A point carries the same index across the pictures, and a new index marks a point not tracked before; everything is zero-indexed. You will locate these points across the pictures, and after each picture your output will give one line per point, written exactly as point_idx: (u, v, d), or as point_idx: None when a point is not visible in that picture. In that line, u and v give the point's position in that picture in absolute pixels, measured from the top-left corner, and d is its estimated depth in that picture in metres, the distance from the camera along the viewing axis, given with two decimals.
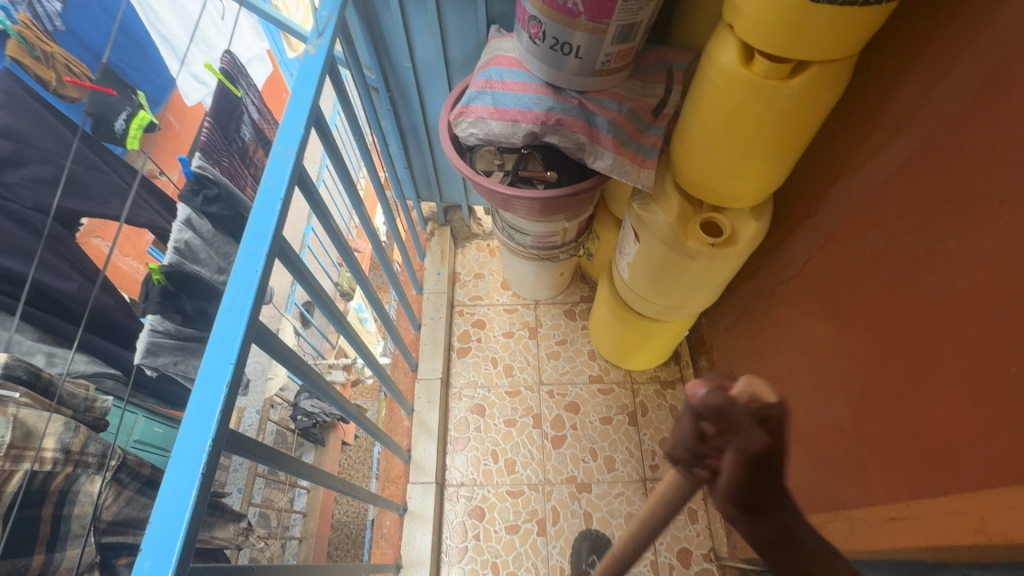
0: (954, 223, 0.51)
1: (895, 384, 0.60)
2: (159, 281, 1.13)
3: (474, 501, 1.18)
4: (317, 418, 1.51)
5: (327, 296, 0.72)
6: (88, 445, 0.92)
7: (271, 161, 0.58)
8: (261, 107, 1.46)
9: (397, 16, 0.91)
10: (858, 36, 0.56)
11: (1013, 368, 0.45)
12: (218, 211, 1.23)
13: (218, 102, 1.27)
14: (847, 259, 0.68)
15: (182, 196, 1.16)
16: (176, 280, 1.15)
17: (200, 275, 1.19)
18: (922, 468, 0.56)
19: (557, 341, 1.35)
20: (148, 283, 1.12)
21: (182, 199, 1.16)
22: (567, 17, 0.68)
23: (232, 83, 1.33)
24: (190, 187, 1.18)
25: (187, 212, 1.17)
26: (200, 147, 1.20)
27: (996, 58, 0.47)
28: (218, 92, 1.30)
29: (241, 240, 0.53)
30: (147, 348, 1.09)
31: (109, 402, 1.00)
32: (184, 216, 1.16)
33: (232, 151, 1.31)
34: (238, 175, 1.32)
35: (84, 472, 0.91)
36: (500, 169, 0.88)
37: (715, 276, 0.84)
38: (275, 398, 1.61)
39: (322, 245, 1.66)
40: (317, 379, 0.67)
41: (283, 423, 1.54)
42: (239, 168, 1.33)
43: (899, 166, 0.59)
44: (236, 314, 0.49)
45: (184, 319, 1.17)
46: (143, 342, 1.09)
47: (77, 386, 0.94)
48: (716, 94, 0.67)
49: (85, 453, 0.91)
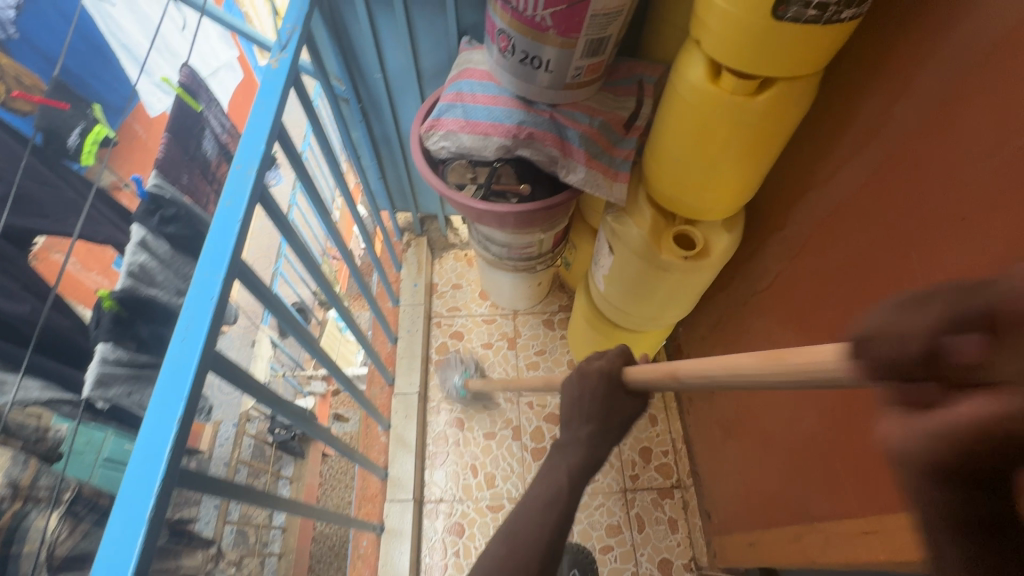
0: (915, 238, 0.52)
1: (862, 397, 0.60)
2: (110, 307, 1.10)
3: (454, 517, 1.16)
4: (295, 431, 1.48)
5: (294, 317, 0.70)
6: (38, 479, 0.94)
7: (229, 180, 0.56)
8: (225, 121, 1.42)
9: (366, 26, 0.89)
10: (820, 54, 0.56)
11: None
12: (176, 231, 1.24)
13: (175, 116, 1.26)
14: (816, 272, 0.68)
15: (136, 215, 1.16)
16: (128, 306, 1.13)
17: (157, 297, 1.18)
18: (891, 480, 0.56)
19: (536, 352, 1.34)
20: (97, 308, 1.08)
21: (137, 219, 1.16)
22: (535, 31, 0.67)
23: (193, 97, 1.31)
24: (145, 207, 1.18)
25: (141, 233, 1.16)
26: (157, 165, 1.20)
27: (953, 77, 0.48)
28: (179, 105, 1.27)
29: (196, 264, 0.51)
30: (98, 379, 1.05)
31: (64, 431, 0.99)
32: (139, 238, 1.15)
33: (192, 166, 1.31)
34: (199, 191, 1.31)
35: (35, 508, 0.92)
36: (473, 182, 0.86)
37: (689, 288, 0.84)
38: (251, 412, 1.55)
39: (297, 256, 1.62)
40: (284, 405, 0.65)
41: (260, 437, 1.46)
42: (201, 184, 1.32)
43: (862, 181, 0.59)
44: (190, 344, 0.47)
45: (139, 346, 1.14)
46: (94, 373, 1.05)
47: (28, 416, 0.93)
48: (685, 108, 0.67)
49: (35, 487, 0.93)
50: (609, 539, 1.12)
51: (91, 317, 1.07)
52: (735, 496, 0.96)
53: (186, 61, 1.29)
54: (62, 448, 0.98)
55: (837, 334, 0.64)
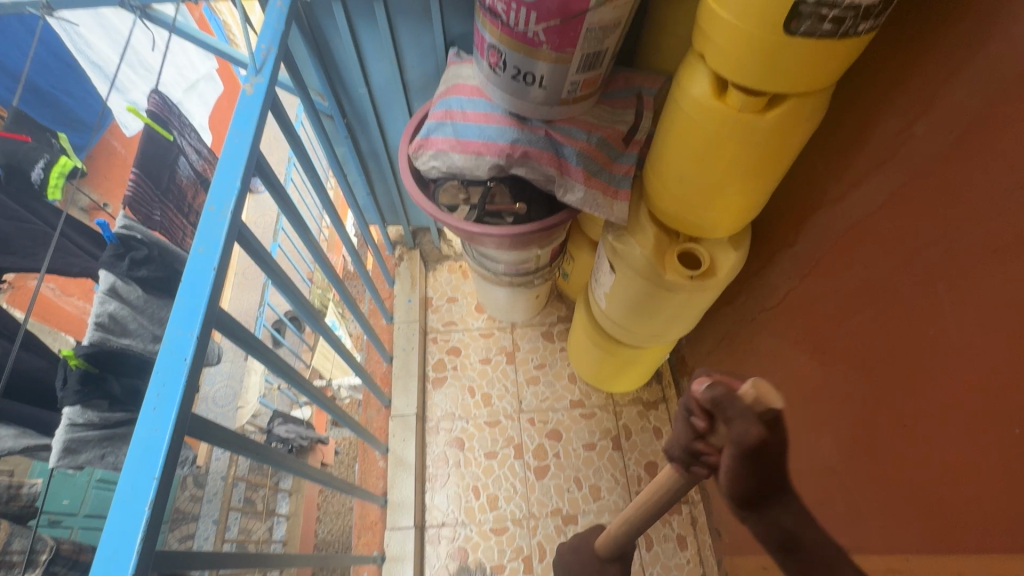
0: (944, 267, 0.48)
1: (887, 429, 0.57)
2: (78, 365, 1.09)
3: (457, 541, 1.12)
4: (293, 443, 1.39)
5: (284, 360, 0.66)
6: (11, 542, 1.00)
7: (202, 223, 0.52)
8: (200, 148, 1.57)
9: (348, 39, 0.84)
10: (835, 69, 0.53)
11: (1014, 429, 0.42)
12: (149, 273, 1.24)
13: (149, 142, 1.38)
14: (832, 294, 0.65)
15: (103, 261, 1.16)
16: (98, 360, 1.12)
17: (130, 348, 1.18)
18: (917, 521, 0.53)
19: (536, 365, 1.31)
20: (64, 368, 1.07)
21: (103, 266, 1.16)
22: (528, 46, 0.63)
23: (163, 126, 1.44)
24: (112, 250, 1.19)
25: (110, 280, 1.17)
26: (126, 201, 1.28)
27: (985, 96, 0.44)
28: (151, 136, 1.39)
29: (168, 321, 0.46)
30: (66, 447, 1.04)
31: (39, 484, 1.08)
32: (108, 285, 1.16)
33: (165, 204, 1.39)
34: (173, 228, 1.39)
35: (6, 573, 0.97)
36: (466, 203, 0.82)
37: (695, 306, 0.81)
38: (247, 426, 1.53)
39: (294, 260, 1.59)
40: (269, 456, 0.61)
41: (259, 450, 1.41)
42: (175, 220, 1.41)
43: (882, 201, 0.56)
44: (162, 414, 0.43)
45: (112, 403, 1.13)
46: (61, 441, 1.03)
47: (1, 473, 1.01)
48: (689, 125, 0.63)
49: (8, 550, 0.99)
50: None
51: (58, 379, 1.05)
52: None
53: (156, 89, 1.42)
54: (36, 504, 1.06)
55: (856, 361, 0.61)
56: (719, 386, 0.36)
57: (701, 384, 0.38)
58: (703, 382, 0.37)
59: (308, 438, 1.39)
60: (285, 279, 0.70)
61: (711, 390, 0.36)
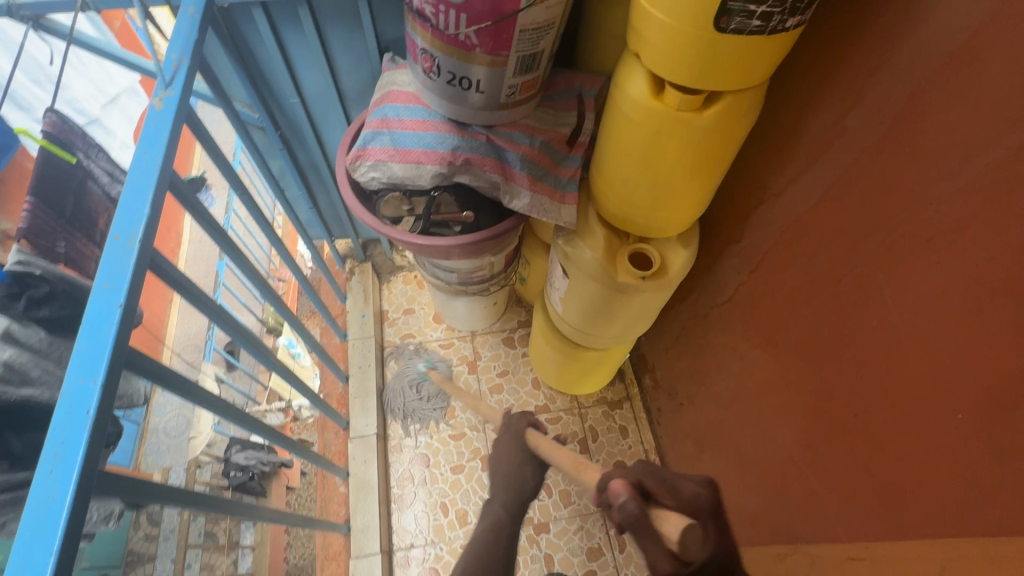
0: (882, 258, 0.49)
1: (838, 419, 0.57)
2: None
3: (428, 562, 1.08)
4: (253, 471, 1.33)
5: (224, 400, 0.61)
6: None
7: (105, 255, 0.47)
8: (112, 169, 1.39)
9: (274, 47, 0.80)
10: (766, 66, 0.53)
11: (958, 414, 0.43)
12: (52, 312, 1.08)
13: (45, 168, 1.19)
14: (779, 288, 0.65)
15: None
16: None
17: (35, 398, 1.01)
18: (872, 508, 0.53)
19: (498, 373, 1.28)
20: None
21: None
22: (461, 50, 0.60)
23: (64, 147, 1.26)
24: (4, 290, 1.03)
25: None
26: (19, 236, 1.09)
27: (910, 88, 0.45)
28: (47, 159, 1.20)
29: (66, 369, 0.41)
30: None
31: None
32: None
33: (71, 232, 1.21)
34: (82, 260, 1.22)
35: None
36: (410, 215, 0.79)
37: (650, 306, 0.80)
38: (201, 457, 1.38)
39: (241, 283, 1.52)
40: (207, 501, 0.56)
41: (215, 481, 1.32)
42: (85, 248, 1.23)
43: (820, 195, 0.56)
44: (61, 477, 0.38)
45: (13, 463, 0.96)
46: None
47: None
48: (630, 126, 0.62)
49: None
50: (590, 564, 1.08)
51: None
52: None
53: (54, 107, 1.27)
54: None
55: (806, 354, 0.62)
56: (634, 504, 0.45)
57: (620, 491, 0.46)
58: (621, 493, 0.46)
59: (270, 463, 1.34)
60: (218, 309, 0.65)
61: (626, 505, 0.45)
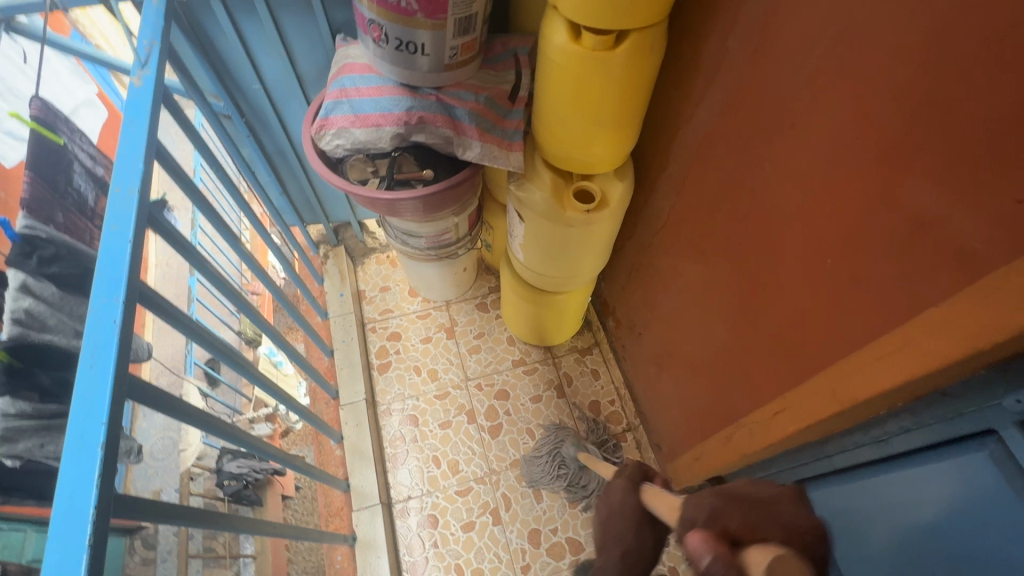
0: (765, 150, 0.59)
1: (754, 300, 0.68)
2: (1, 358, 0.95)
3: (426, 510, 1.16)
4: (247, 478, 1.26)
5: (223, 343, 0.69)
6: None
7: (111, 204, 0.54)
8: (92, 151, 1.33)
9: (232, 36, 0.87)
10: (659, 4, 0.63)
11: (829, 260, 0.53)
12: (61, 269, 1.12)
13: (35, 156, 1.13)
14: (699, 201, 0.75)
15: (10, 257, 1.02)
16: (23, 355, 0.99)
17: (53, 342, 1.05)
18: (789, 364, 0.64)
19: (475, 335, 1.37)
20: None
21: (11, 262, 1.02)
22: (404, 17, 0.69)
23: (50, 130, 1.20)
24: (18, 249, 1.04)
25: (20, 276, 1.02)
26: (23, 204, 1.07)
27: (767, 6, 0.55)
28: (36, 142, 1.14)
29: (91, 292, 0.49)
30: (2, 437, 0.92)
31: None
32: (18, 281, 1.02)
33: (65, 203, 1.19)
34: (79, 228, 1.21)
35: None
36: (375, 176, 0.87)
37: (598, 238, 0.90)
38: (192, 469, 1.30)
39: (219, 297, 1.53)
40: (222, 429, 0.63)
41: (208, 493, 1.26)
42: (80, 220, 1.22)
43: (719, 113, 0.66)
44: (100, 371, 0.45)
45: (44, 395, 1.00)
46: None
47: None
48: (558, 71, 0.72)
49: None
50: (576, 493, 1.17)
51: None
52: (674, 423, 1.02)
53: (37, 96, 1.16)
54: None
55: (726, 251, 0.72)
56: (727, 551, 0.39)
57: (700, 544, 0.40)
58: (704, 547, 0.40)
59: (264, 471, 1.27)
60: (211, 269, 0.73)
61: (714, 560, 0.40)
